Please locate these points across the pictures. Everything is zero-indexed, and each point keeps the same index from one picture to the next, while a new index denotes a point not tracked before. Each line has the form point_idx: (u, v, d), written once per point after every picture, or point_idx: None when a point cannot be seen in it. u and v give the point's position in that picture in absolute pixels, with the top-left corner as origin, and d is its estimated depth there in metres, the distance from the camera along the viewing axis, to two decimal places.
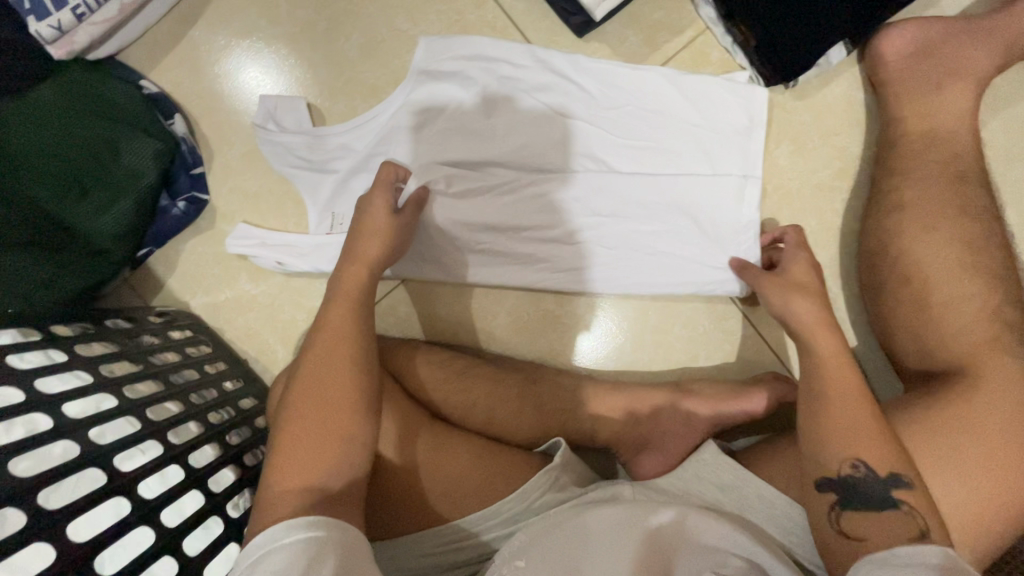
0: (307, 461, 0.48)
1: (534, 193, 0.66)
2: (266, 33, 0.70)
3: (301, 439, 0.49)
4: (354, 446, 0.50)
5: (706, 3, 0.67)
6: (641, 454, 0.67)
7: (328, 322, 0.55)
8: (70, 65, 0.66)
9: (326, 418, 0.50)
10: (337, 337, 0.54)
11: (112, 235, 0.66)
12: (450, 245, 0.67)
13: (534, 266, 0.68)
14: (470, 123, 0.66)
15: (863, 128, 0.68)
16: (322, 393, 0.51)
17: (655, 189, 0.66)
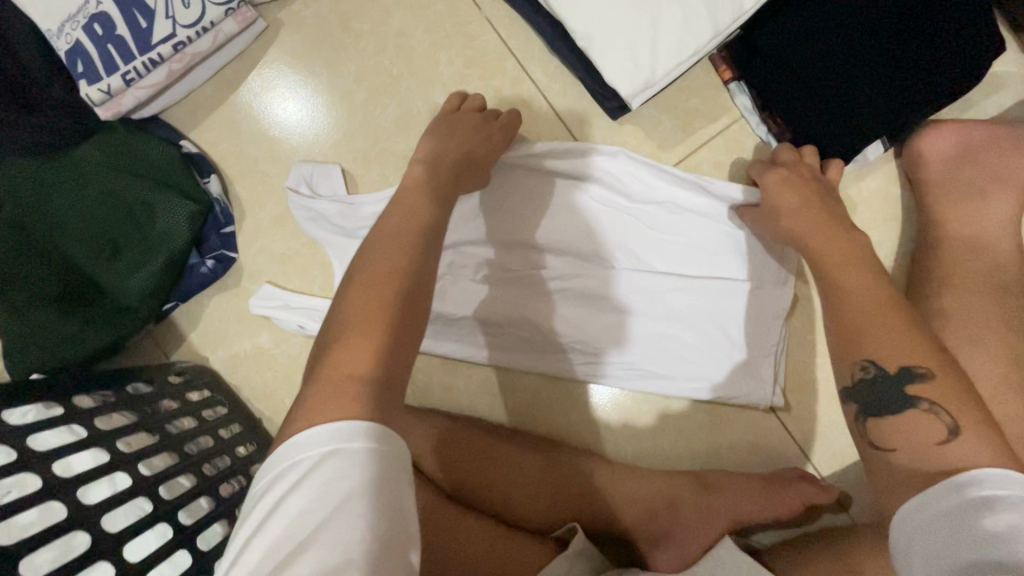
0: (335, 388, 0.41)
1: (565, 280, 0.67)
2: (306, 100, 0.72)
3: (335, 372, 0.42)
4: (378, 385, 0.42)
5: (743, 93, 0.68)
6: (656, 545, 0.65)
7: (366, 266, 0.48)
8: (115, 125, 0.68)
9: (356, 381, 0.41)
10: (381, 274, 0.47)
11: (141, 295, 0.66)
12: (478, 324, 0.69)
13: (560, 350, 0.69)
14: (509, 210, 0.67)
15: (900, 224, 0.67)
16: (357, 355, 0.43)
17: (687, 294, 0.66)
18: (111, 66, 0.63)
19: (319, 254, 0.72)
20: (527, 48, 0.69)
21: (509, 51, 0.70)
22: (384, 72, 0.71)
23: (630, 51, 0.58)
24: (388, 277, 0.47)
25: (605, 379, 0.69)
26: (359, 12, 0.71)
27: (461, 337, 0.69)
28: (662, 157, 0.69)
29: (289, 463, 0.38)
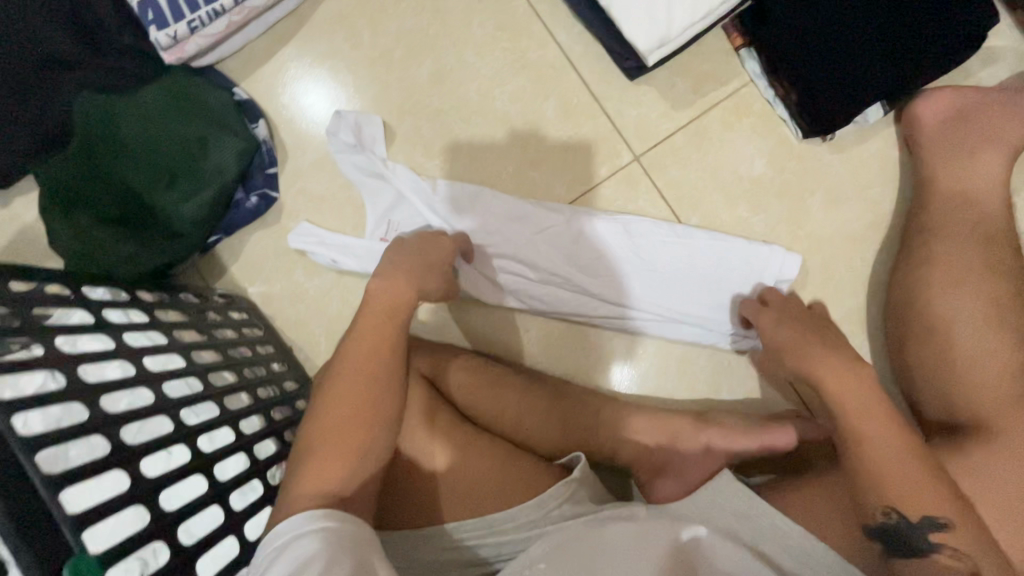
0: (319, 466, 0.50)
1: (574, 234, 0.73)
2: (348, 56, 0.78)
3: (319, 453, 0.51)
4: (369, 455, 0.52)
5: (752, 58, 0.73)
6: (656, 477, 0.68)
7: (353, 338, 0.57)
8: (176, 70, 0.74)
9: (344, 440, 0.51)
10: (373, 327, 0.57)
11: (191, 221, 0.73)
12: (491, 267, 0.74)
13: (565, 285, 0.73)
14: (508, 212, 0.74)
15: (897, 184, 0.71)
16: (348, 397, 0.53)
17: (682, 254, 0.72)
18: (178, 13, 0.70)
19: (354, 196, 0.78)
20: (553, 13, 0.76)
21: (537, 16, 0.76)
22: (421, 32, 0.77)
23: (648, 10, 0.64)
24: (375, 344, 0.56)
25: (605, 324, 0.74)
26: None
27: (475, 277, 0.74)
28: (675, 117, 0.74)
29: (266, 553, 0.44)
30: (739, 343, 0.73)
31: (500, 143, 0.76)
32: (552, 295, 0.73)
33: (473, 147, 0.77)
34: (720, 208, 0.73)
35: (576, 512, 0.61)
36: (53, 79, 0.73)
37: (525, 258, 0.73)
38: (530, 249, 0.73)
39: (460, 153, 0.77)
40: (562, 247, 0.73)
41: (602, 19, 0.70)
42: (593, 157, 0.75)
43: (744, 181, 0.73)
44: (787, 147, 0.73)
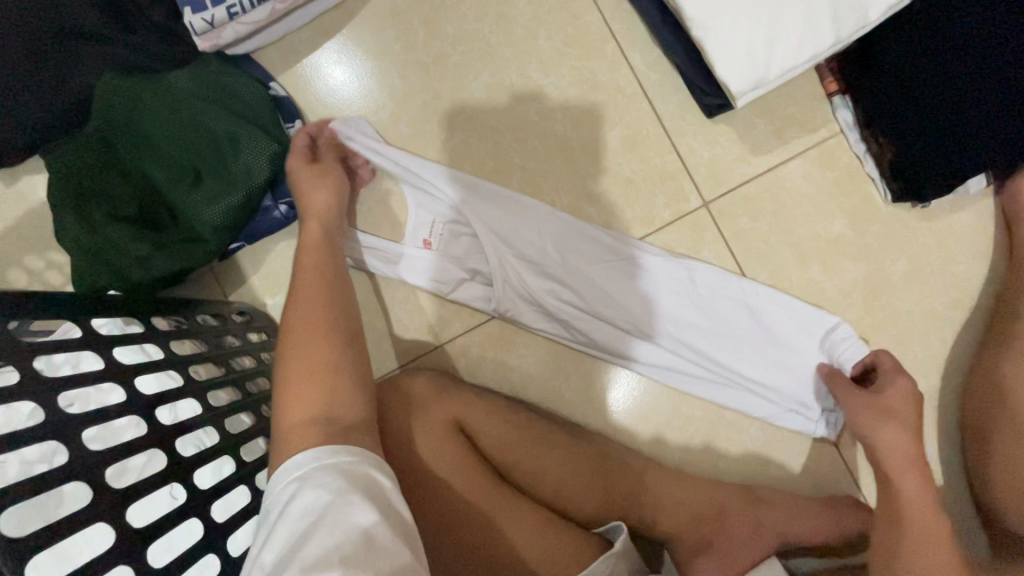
0: (310, 390, 0.48)
1: (612, 265, 0.67)
2: (398, 58, 0.71)
3: (301, 382, 0.48)
4: (342, 375, 0.50)
5: (845, 107, 0.66)
6: (698, 556, 0.61)
7: (298, 300, 0.55)
8: (208, 57, 0.67)
9: (317, 369, 0.49)
10: (315, 290, 0.56)
11: (213, 227, 0.65)
12: (521, 295, 0.66)
13: (604, 322, 0.66)
14: (531, 231, 0.67)
15: (988, 261, 0.65)
16: (307, 354, 0.50)
17: (746, 315, 0.66)
18: None
19: (391, 212, 0.71)
20: (629, 33, 0.68)
21: (611, 34, 0.69)
22: (480, 39, 0.70)
23: (746, 46, 0.56)
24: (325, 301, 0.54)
25: (643, 364, 0.67)
26: None
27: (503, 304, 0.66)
28: (752, 161, 0.68)
29: (273, 499, 0.40)
30: (799, 420, 0.66)
31: (555, 172, 0.69)
32: (594, 328, 0.66)
33: (525, 174, 0.70)
34: (792, 267, 0.67)
35: None
36: (73, 56, 0.66)
37: (569, 284, 0.66)
38: (573, 271, 0.66)
39: (512, 178, 0.70)
40: (608, 278, 0.66)
41: (688, 47, 0.62)
42: (657, 197, 0.68)
43: (821, 240, 0.67)
44: (871, 208, 0.67)
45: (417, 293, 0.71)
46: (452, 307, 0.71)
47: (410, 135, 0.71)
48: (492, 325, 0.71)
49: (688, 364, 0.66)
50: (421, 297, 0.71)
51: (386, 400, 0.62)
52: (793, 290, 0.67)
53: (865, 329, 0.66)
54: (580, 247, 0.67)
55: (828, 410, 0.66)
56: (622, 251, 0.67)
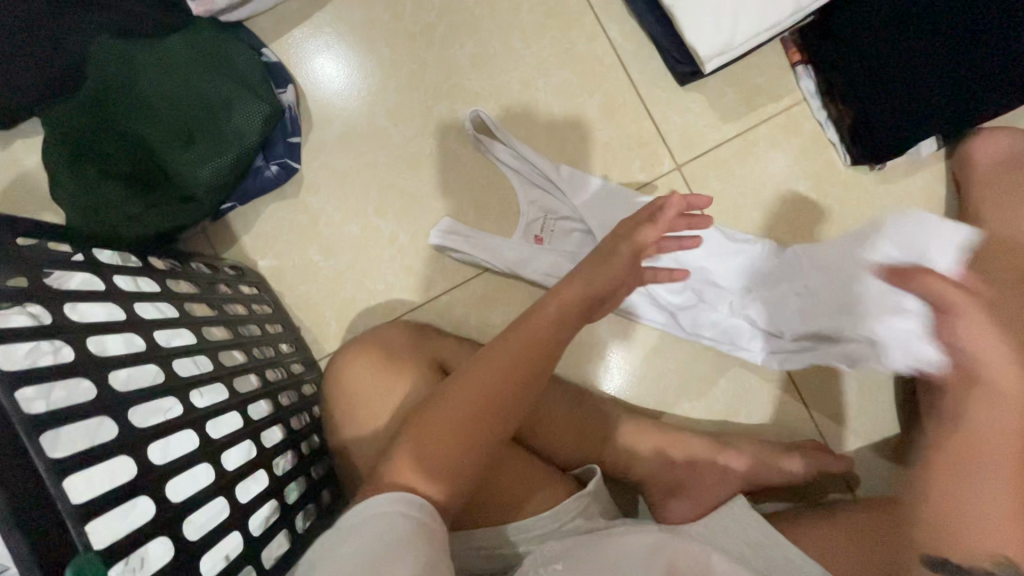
0: (435, 455, 0.48)
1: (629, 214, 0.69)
2: (387, 28, 0.74)
3: (431, 440, 0.48)
4: (474, 454, 0.49)
5: (807, 77, 0.71)
6: (670, 497, 0.65)
7: (499, 350, 0.53)
8: (202, 22, 0.70)
9: (450, 437, 0.48)
10: (520, 365, 0.52)
11: (206, 184, 0.68)
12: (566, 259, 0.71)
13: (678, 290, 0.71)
14: (553, 199, 0.72)
15: (940, 221, 0.70)
16: (449, 420, 0.49)
17: (812, 269, 0.68)
18: None
19: (381, 176, 0.74)
20: (606, 6, 0.72)
21: (590, 7, 0.72)
22: (466, 10, 0.74)
23: (712, 14, 0.60)
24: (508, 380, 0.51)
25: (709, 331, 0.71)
26: None
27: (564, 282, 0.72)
28: (722, 128, 0.72)
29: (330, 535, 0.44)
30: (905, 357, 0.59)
31: (537, 138, 0.73)
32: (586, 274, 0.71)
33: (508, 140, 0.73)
34: (759, 227, 0.71)
35: (590, 526, 0.58)
36: (70, 19, 0.69)
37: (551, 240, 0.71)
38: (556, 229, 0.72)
39: None
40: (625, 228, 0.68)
41: (660, 17, 0.66)
42: (632, 161, 0.72)
43: (786, 202, 0.71)
44: (833, 172, 0.71)
45: (404, 254, 0.74)
46: (438, 267, 0.74)
47: (399, 102, 0.74)
48: (476, 283, 0.74)
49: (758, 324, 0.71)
50: (407, 258, 0.74)
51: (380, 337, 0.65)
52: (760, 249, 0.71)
53: None
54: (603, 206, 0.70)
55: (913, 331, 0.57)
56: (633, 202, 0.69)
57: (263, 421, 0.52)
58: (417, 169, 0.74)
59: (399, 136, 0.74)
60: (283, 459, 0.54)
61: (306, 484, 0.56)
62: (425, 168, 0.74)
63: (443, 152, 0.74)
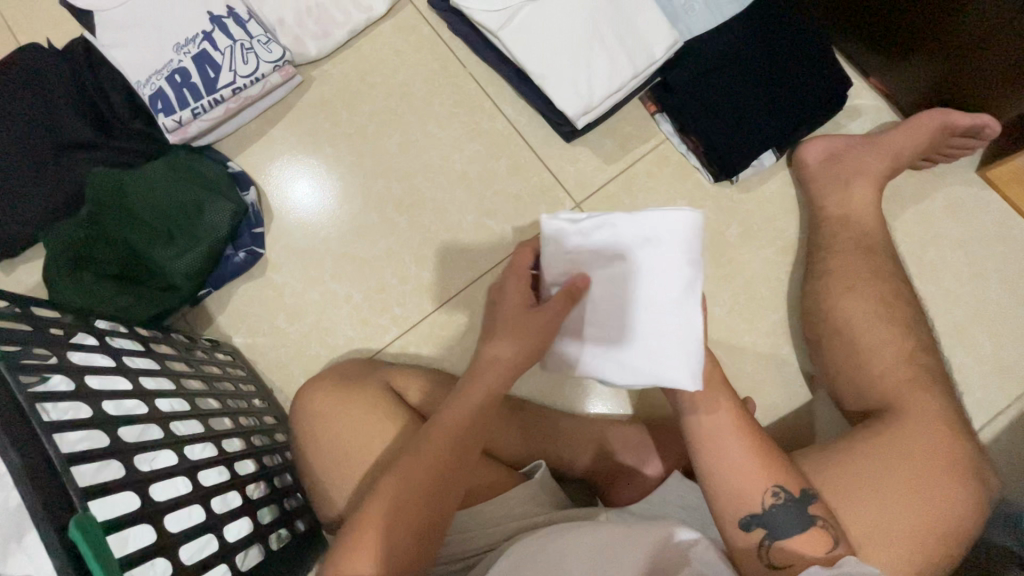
0: (378, 537, 0.52)
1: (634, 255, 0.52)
2: (329, 133, 0.92)
3: (376, 525, 0.53)
4: (412, 532, 0.53)
5: (665, 120, 0.88)
6: (616, 484, 0.73)
7: (423, 447, 0.57)
8: (177, 149, 0.87)
9: (388, 521, 0.53)
10: (436, 450, 0.57)
11: (184, 275, 0.80)
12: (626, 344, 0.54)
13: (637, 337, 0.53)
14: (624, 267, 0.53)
15: (796, 214, 0.84)
16: (393, 506, 0.54)
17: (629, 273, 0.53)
18: (184, 103, 0.84)
19: (334, 248, 0.88)
20: (500, 93, 0.91)
21: (487, 95, 0.91)
22: (391, 111, 0.92)
23: (572, 86, 0.79)
24: (432, 467, 0.56)
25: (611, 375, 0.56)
26: (373, 70, 0.93)
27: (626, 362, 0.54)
28: (608, 169, 0.88)
29: None
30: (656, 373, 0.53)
31: (461, 200, 0.89)
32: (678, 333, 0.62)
33: (438, 203, 0.89)
34: None
35: (538, 512, 0.64)
36: (69, 162, 0.86)
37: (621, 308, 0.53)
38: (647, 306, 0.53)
39: (425, 207, 0.89)
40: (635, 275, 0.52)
41: (537, 93, 0.85)
42: (540, 205, 0.87)
43: None
44: (703, 190, 0.87)
45: (360, 309, 0.86)
46: (390, 317, 0.86)
47: (343, 187, 0.90)
48: (425, 325, 0.85)
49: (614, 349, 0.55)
50: (363, 314, 0.86)
51: (343, 370, 0.73)
52: None
53: (717, 281, 0.83)
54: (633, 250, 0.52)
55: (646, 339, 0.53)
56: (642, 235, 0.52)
57: (236, 452, 0.60)
58: (362, 238, 0.88)
59: (346, 213, 0.89)
60: (257, 487, 0.61)
61: (280, 511, 0.63)
62: (371, 237, 0.88)
63: (384, 222, 0.89)
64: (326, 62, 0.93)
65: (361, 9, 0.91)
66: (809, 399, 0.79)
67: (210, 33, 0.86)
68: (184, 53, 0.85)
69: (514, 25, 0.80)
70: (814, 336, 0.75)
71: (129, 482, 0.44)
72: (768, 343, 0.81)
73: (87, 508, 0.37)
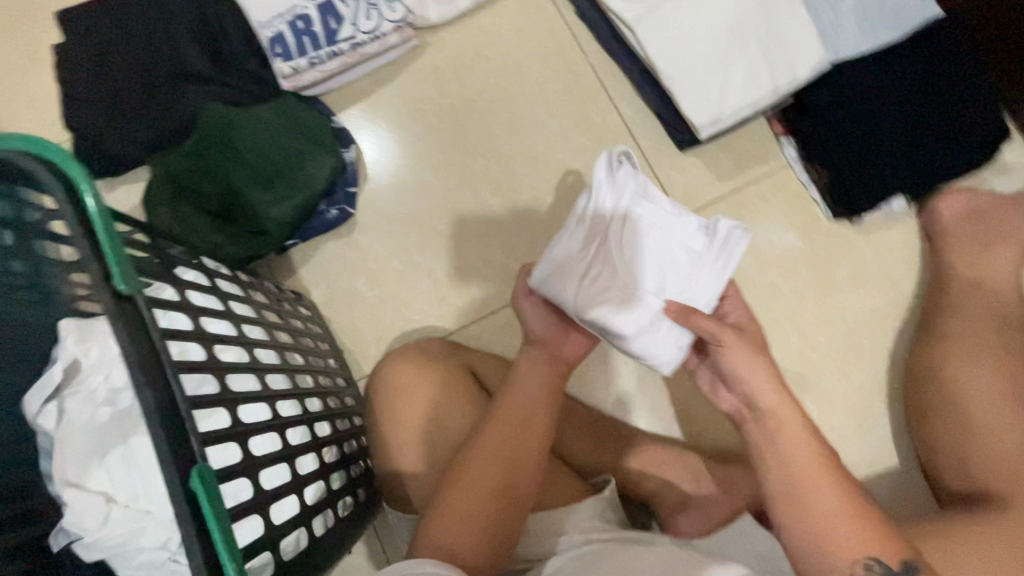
0: (451, 525, 0.54)
1: (610, 228, 0.56)
2: (436, 102, 0.90)
3: (447, 516, 0.54)
4: (483, 520, 0.54)
5: (790, 145, 0.83)
6: (678, 513, 0.70)
7: (483, 438, 0.58)
8: (285, 95, 0.86)
9: (456, 512, 0.54)
10: (496, 441, 0.58)
11: (278, 223, 0.81)
12: (647, 313, 0.57)
13: (634, 309, 0.56)
14: (616, 239, 0.56)
15: (916, 268, 0.79)
16: (462, 497, 0.55)
17: (627, 242, 0.56)
18: (303, 51, 0.84)
19: (423, 220, 0.87)
20: (618, 88, 0.87)
21: (604, 88, 0.87)
22: (501, 89, 0.89)
23: (703, 94, 0.74)
24: (495, 457, 0.57)
25: (675, 339, 0.57)
26: (490, 44, 0.90)
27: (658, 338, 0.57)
28: (720, 186, 0.83)
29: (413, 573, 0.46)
30: (652, 351, 0.58)
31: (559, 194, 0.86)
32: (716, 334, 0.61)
33: (534, 193, 0.86)
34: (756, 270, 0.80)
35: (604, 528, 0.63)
36: (182, 90, 0.87)
37: (641, 271, 0.56)
38: (619, 281, 0.56)
39: (521, 194, 0.86)
40: (621, 246, 0.56)
41: (661, 95, 0.80)
42: None
43: (777, 248, 0.81)
44: (817, 224, 0.81)
45: (440, 287, 0.85)
46: (469, 300, 0.84)
47: (441, 159, 0.88)
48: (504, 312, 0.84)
49: (653, 308, 0.57)
50: (443, 292, 0.85)
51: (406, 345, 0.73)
52: (753, 288, 0.80)
53: (816, 322, 0.79)
54: (610, 226, 0.56)
55: (643, 311, 0.56)
56: (595, 214, 0.56)
57: (316, 413, 0.60)
58: (454, 215, 0.87)
59: (441, 187, 0.87)
60: (329, 451, 0.60)
61: (346, 478, 0.62)
62: (462, 215, 0.86)
63: (477, 202, 0.87)
64: (444, 29, 0.91)
65: None
66: (894, 465, 0.75)
67: None
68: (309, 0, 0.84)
69: (653, 19, 0.75)
70: (919, 402, 0.70)
71: (233, 434, 0.43)
72: (860, 398, 0.76)
73: (205, 459, 0.37)
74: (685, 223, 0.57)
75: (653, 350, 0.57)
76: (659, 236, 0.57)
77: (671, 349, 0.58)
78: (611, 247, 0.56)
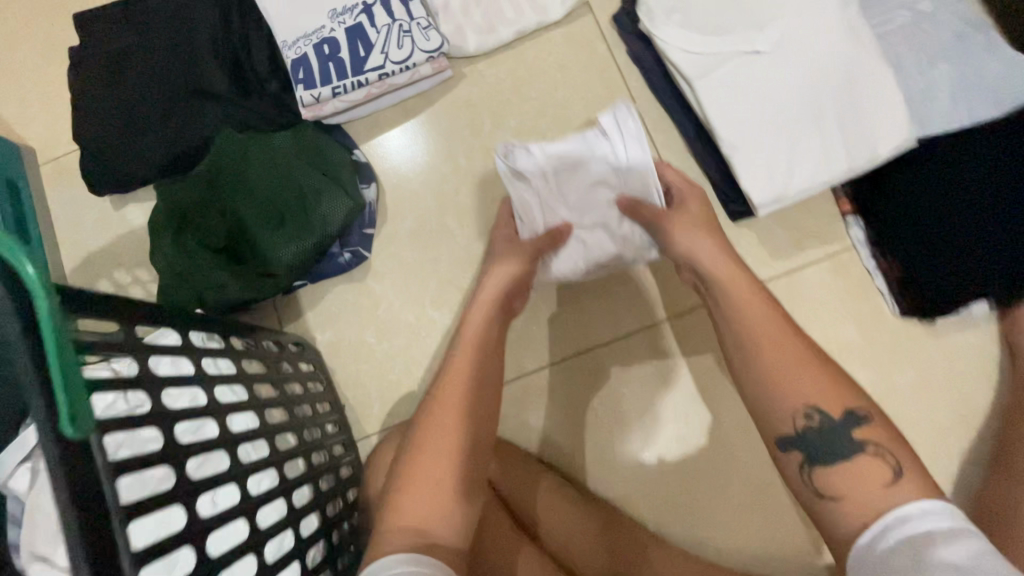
0: (415, 501, 0.51)
1: (547, 178, 0.64)
2: (466, 141, 0.82)
3: (414, 492, 0.51)
4: (444, 492, 0.52)
5: (858, 226, 0.73)
6: None
7: (428, 413, 0.56)
8: (308, 125, 0.80)
9: (418, 486, 0.51)
10: (445, 411, 0.55)
11: (287, 265, 0.74)
12: (607, 202, 0.64)
13: (599, 225, 0.65)
14: (564, 155, 0.63)
15: (991, 382, 0.69)
16: (425, 471, 0.52)
17: (574, 179, 0.64)
18: (327, 79, 0.76)
19: (442, 271, 0.80)
20: (668, 142, 0.78)
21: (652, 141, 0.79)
22: (539, 132, 0.81)
23: (767, 168, 0.65)
24: (447, 427, 0.54)
25: (645, 250, 0.66)
26: (530, 81, 0.82)
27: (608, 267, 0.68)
28: (774, 265, 0.74)
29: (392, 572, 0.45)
30: (632, 233, 0.65)
31: None
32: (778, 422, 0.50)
33: None
34: None
35: None
36: (198, 107, 0.80)
37: (591, 186, 0.64)
38: (572, 218, 0.65)
39: None
40: (564, 190, 0.64)
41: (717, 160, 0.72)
42: None
43: (832, 343, 0.72)
44: (881, 319, 0.72)
45: None
46: None
47: (467, 205, 0.81)
48: (519, 381, 0.78)
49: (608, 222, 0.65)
50: None
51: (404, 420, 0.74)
52: None
53: None
54: (561, 163, 0.63)
55: (612, 217, 0.65)
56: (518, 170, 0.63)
57: (304, 509, 0.54)
58: (474, 269, 0.80)
59: (463, 236, 0.80)
60: (316, 549, 0.54)
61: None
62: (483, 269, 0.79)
63: None
64: (481, 61, 0.83)
65: (537, 11, 0.79)
66: None
67: (371, 7, 0.77)
68: (338, 23, 0.77)
69: (716, 78, 0.67)
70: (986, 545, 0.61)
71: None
72: None
73: None
74: (591, 148, 0.63)
75: (629, 241, 0.66)
76: (594, 152, 0.63)
77: (640, 243, 0.66)
78: (556, 198, 0.64)
